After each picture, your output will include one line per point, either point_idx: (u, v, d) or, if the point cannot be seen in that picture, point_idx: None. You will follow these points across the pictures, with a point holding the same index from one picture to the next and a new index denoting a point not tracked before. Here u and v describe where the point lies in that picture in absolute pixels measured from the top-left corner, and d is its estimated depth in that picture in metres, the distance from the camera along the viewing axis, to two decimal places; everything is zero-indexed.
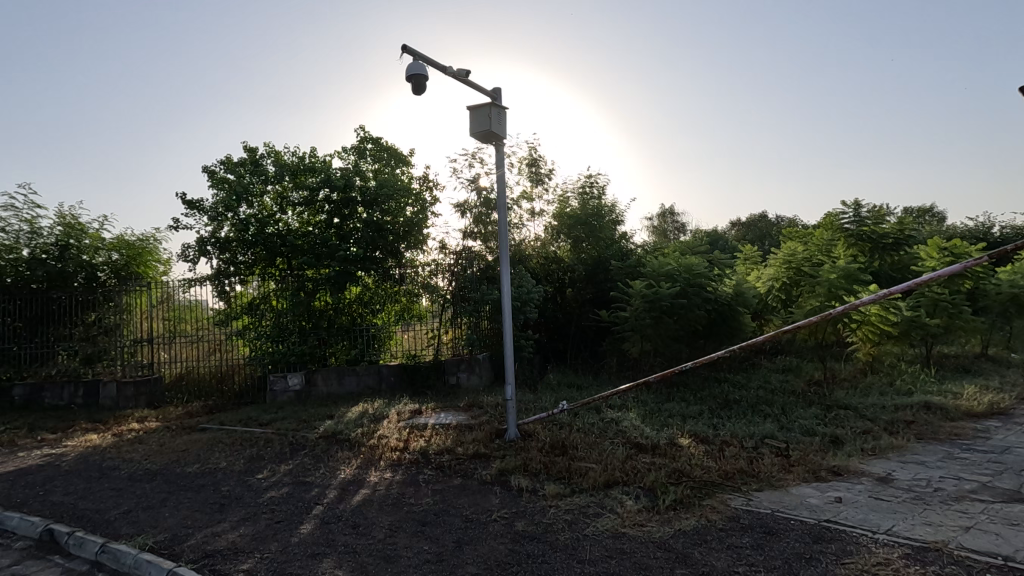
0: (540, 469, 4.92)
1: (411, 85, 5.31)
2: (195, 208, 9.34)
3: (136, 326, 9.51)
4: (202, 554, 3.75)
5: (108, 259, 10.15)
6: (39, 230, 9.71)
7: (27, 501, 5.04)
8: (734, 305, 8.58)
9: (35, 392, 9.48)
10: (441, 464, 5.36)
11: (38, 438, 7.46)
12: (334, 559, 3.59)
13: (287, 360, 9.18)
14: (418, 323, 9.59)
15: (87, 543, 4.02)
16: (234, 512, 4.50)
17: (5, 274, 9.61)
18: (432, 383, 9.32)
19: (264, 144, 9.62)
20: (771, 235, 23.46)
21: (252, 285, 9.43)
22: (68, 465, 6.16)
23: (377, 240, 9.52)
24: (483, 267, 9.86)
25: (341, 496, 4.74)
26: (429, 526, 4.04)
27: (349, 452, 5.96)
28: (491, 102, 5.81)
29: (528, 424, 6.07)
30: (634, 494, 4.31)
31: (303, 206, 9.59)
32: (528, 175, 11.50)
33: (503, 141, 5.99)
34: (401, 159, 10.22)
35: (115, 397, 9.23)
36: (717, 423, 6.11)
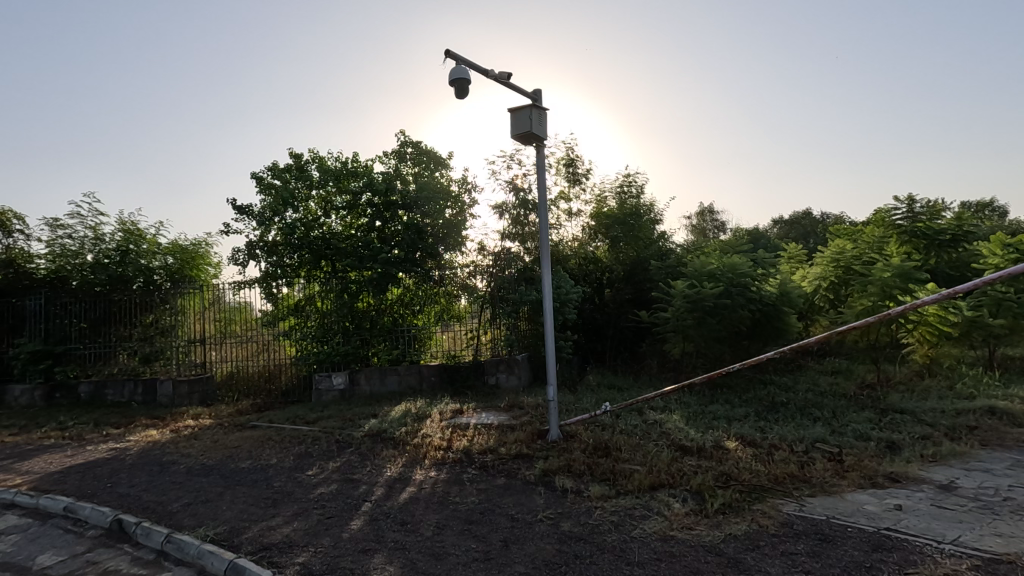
0: (584, 470, 4.91)
1: (454, 89, 5.40)
2: (244, 213, 9.70)
3: (190, 327, 9.89)
4: (259, 546, 3.90)
5: (164, 263, 10.66)
6: (102, 237, 10.30)
7: (97, 491, 5.35)
8: (781, 305, 8.33)
9: (99, 388, 10.06)
10: (484, 463, 5.42)
11: (102, 434, 7.88)
12: (384, 555, 3.67)
13: (331, 359, 9.43)
14: (457, 323, 9.73)
15: (153, 533, 4.23)
16: (287, 507, 4.65)
17: (72, 278, 10.29)
18: (472, 384, 9.40)
19: (309, 150, 9.89)
20: (816, 233, 22.69)
21: (298, 288, 9.74)
22: (131, 458, 6.50)
23: (418, 242, 9.69)
24: (521, 267, 9.88)
25: (388, 494, 4.85)
26: (476, 524, 4.09)
27: (394, 450, 6.08)
28: (532, 103, 5.83)
29: (570, 425, 6.06)
30: (681, 497, 4.25)
31: (346, 210, 9.86)
32: (565, 176, 11.49)
33: (543, 141, 6.00)
34: (439, 161, 10.27)
35: (171, 395, 9.65)
36: (764, 426, 5.97)
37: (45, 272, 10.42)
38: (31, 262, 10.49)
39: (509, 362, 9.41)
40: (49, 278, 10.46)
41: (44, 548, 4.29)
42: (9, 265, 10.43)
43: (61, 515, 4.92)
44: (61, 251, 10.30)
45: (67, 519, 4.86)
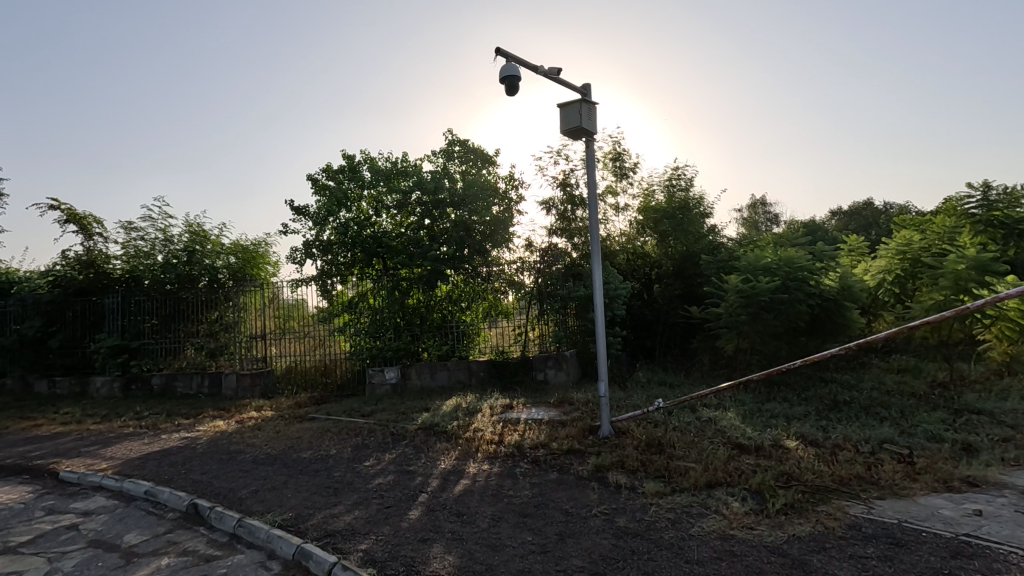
0: (638, 466, 4.87)
1: (504, 87, 5.43)
2: (301, 214, 10.09)
3: (251, 323, 10.37)
4: (324, 532, 4.07)
5: (227, 262, 11.27)
6: (170, 238, 10.95)
7: (173, 477, 5.70)
8: (842, 300, 7.98)
9: (170, 381, 10.60)
10: (537, 458, 5.45)
11: (175, 423, 8.38)
12: (443, 545, 3.76)
13: (384, 354, 9.64)
14: (506, 320, 9.78)
15: (226, 517, 4.49)
16: (348, 496, 4.83)
17: (145, 277, 10.98)
18: (520, 379, 9.46)
19: (360, 151, 10.17)
20: (878, 224, 21.58)
21: (351, 285, 10.05)
22: (202, 447, 6.89)
23: (466, 239, 9.80)
24: (568, 264, 9.91)
25: (443, 486, 4.95)
26: (530, 517, 4.12)
27: (446, 443, 6.20)
28: (581, 98, 5.80)
29: (621, 421, 6.02)
30: (740, 496, 4.16)
31: (396, 209, 10.07)
32: (612, 170, 11.36)
33: (593, 136, 5.96)
34: (486, 159, 10.41)
35: (235, 387, 10.13)
36: (826, 425, 5.75)
37: (121, 271, 11.18)
38: (108, 263, 11.24)
39: (557, 358, 9.37)
40: (125, 277, 11.23)
41: (129, 528, 4.62)
42: (89, 266, 11.18)
43: (143, 498, 5.28)
44: (135, 252, 11.02)
45: (148, 502, 5.21)
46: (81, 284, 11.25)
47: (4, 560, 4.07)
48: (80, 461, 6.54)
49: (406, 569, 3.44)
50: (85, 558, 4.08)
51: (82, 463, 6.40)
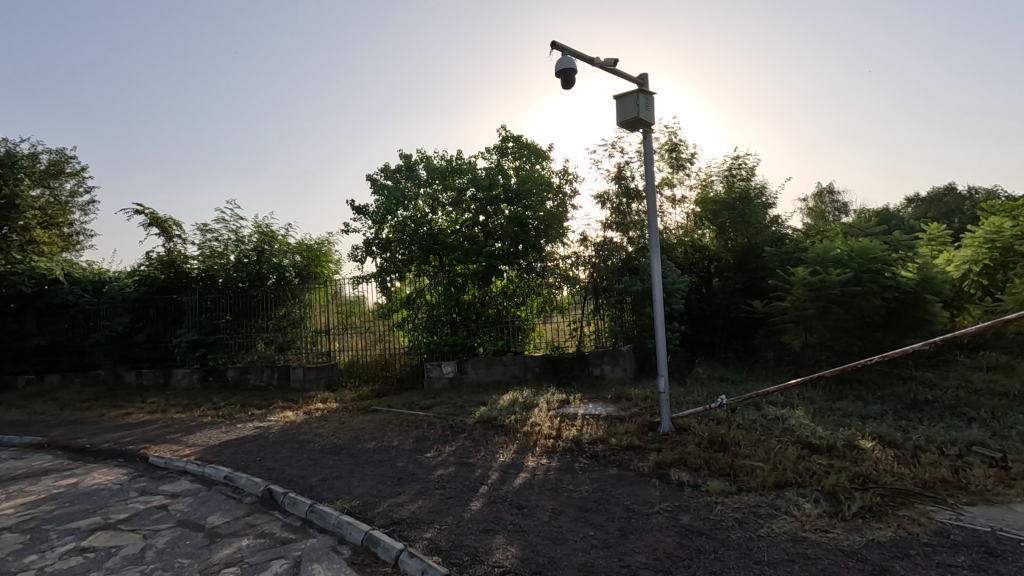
0: (701, 464, 4.75)
1: (560, 81, 5.41)
2: (361, 214, 10.43)
3: (317, 319, 10.84)
4: (390, 520, 4.21)
5: (293, 261, 11.85)
6: (242, 238, 11.59)
7: (249, 464, 6.05)
8: (922, 292, 7.47)
9: (243, 373, 11.22)
10: (595, 453, 5.42)
11: (249, 413, 8.88)
12: (505, 536, 3.81)
13: (441, 349, 9.84)
14: (560, 315, 9.76)
15: (299, 502, 4.73)
16: (411, 486, 4.97)
17: (219, 276, 11.68)
18: (576, 374, 9.41)
19: (417, 150, 10.39)
20: (962, 210, 19.98)
21: (409, 282, 10.28)
22: (274, 436, 7.28)
23: (521, 235, 9.83)
24: (624, 258, 9.76)
25: (503, 478, 5.02)
26: (591, 512, 4.11)
27: (505, 437, 6.27)
28: (638, 88, 5.69)
29: (682, 418, 5.89)
30: (812, 497, 3.98)
31: (451, 206, 10.21)
32: (668, 161, 11.08)
33: (651, 127, 5.83)
34: (540, 154, 10.41)
35: (301, 380, 10.53)
36: (906, 425, 5.41)
37: (198, 271, 11.93)
38: (187, 263, 12.01)
39: (613, 353, 9.25)
40: (201, 276, 11.98)
41: (212, 510, 4.94)
42: (170, 266, 12.00)
43: (223, 483, 5.64)
44: (210, 252, 11.74)
45: (228, 486, 5.56)
46: (163, 283, 12.09)
47: (106, 536, 4.45)
48: (166, 446, 7.05)
49: (470, 558, 3.52)
50: (175, 536, 4.40)
51: (169, 449, 6.90)
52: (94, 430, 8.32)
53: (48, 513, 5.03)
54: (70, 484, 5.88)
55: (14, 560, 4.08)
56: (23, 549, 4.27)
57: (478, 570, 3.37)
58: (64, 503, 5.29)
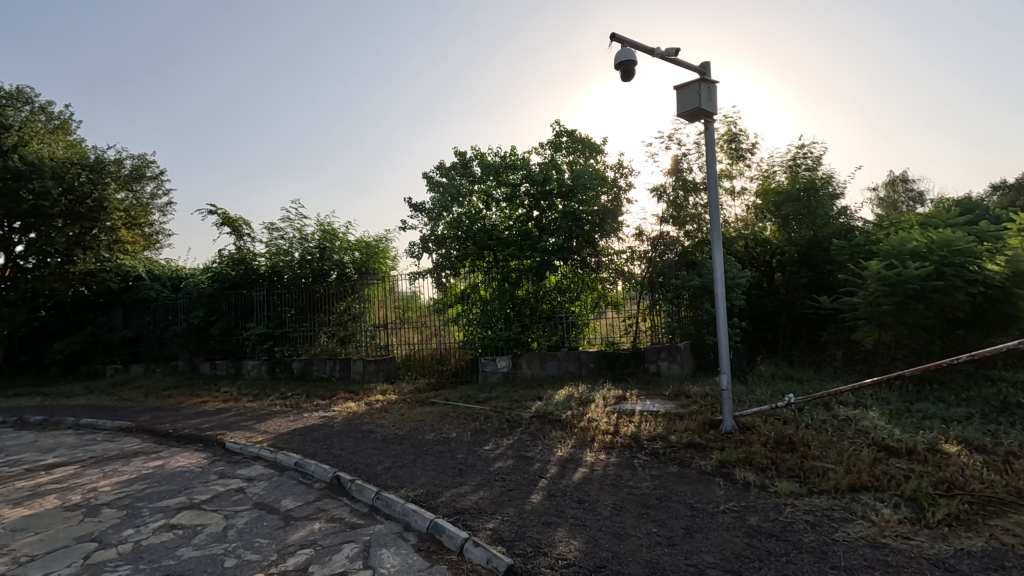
0: (768, 465, 4.60)
1: (620, 73, 5.34)
2: (418, 211, 10.67)
3: (375, 313, 11.19)
4: (454, 509, 4.31)
5: (353, 258, 12.35)
6: (306, 236, 12.14)
7: (317, 451, 6.33)
8: (1013, 287, 6.92)
9: (307, 365, 11.72)
10: (655, 450, 5.35)
11: (314, 403, 9.28)
12: (567, 529, 3.83)
13: (495, 344, 9.93)
14: (615, 310, 9.68)
15: (365, 489, 4.92)
16: (472, 477, 5.07)
17: (285, 273, 12.27)
18: (632, 370, 9.29)
19: (471, 147, 10.50)
20: None
21: (463, 277, 10.44)
22: (339, 425, 7.58)
23: (575, 230, 9.78)
24: (681, 252, 9.55)
25: (562, 472, 5.03)
26: (653, 509, 4.07)
27: (562, 432, 6.28)
28: (700, 77, 5.54)
29: (745, 417, 5.71)
30: (891, 502, 3.79)
31: (505, 202, 10.26)
32: (726, 152, 10.73)
33: (713, 117, 5.67)
34: (594, 148, 10.31)
35: (363, 372, 10.95)
36: (996, 430, 5.03)
37: (265, 268, 12.55)
38: (255, 261, 12.67)
39: (670, 350, 9.07)
40: (268, 273, 12.59)
41: (285, 493, 5.22)
42: (240, 263, 12.69)
43: (294, 468, 5.94)
44: (277, 250, 12.34)
45: (298, 472, 5.85)
46: (235, 279, 12.80)
47: (192, 514, 4.78)
48: (241, 433, 7.48)
49: (533, 550, 3.56)
50: (253, 517, 4.67)
51: (243, 435, 7.32)
52: (176, 416, 8.94)
53: (140, 492, 5.45)
54: (157, 466, 6.35)
55: (114, 533, 4.45)
56: (121, 524, 4.65)
57: (542, 561, 3.40)
58: (153, 483, 5.72)
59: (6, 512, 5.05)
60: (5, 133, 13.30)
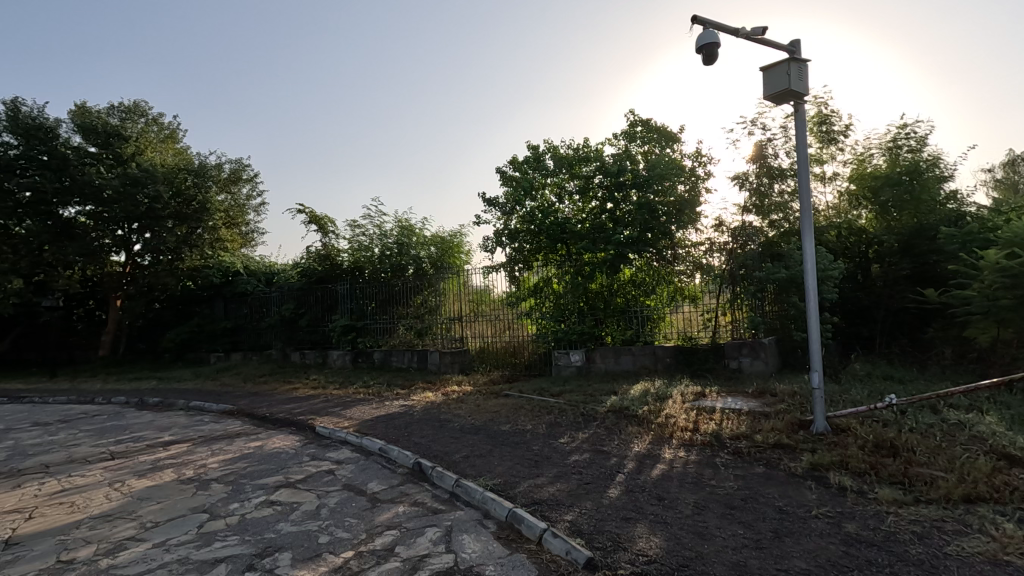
0: (866, 470, 4.29)
1: (702, 57, 5.14)
2: (492, 205, 10.82)
3: (451, 306, 11.49)
4: (531, 500, 4.37)
5: (429, 253, 12.76)
6: (385, 233, 12.69)
7: (399, 438, 6.62)
8: None
9: (387, 356, 12.25)
10: (739, 449, 5.14)
11: (394, 392, 9.69)
12: (647, 525, 3.77)
13: (569, 338, 9.89)
14: (693, 304, 9.34)
15: (445, 477, 5.09)
16: (548, 469, 5.10)
17: (366, 268, 12.88)
18: (711, 366, 8.94)
19: (544, 140, 10.51)
20: None
21: (536, 271, 10.46)
22: (418, 414, 7.88)
23: (650, 222, 9.54)
24: (765, 242, 9.10)
25: (640, 468, 4.95)
26: (738, 510, 3.91)
27: (639, 427, 6.17)
28: (790, 56, 5.22)
29: (839, 417, 5.36)
30: (1014, 517, 3.43)
31: (578, 195, 10.19)
32: (816, 135, 10.04)
33: (804, 98, 5.33)
34: (671, 137, 9.97)
35: (438, 363, 11.29)
36: None
37: (348, 263, 13.22)
38: (339, 256, 13.39)
39: (753, 346, 8.64)
40: (351, 268, 13.26)
41: (371, 477, 5.50)
42: (326, 259, 13.46)
43: (378, 454, 6.25)
44: (359, 246, 13.00)
45: (382, 457, 6.15)
46: (321, 274, 13.58)
47: (288, 492, 5.15)
48: (329, 418, 7.95)
49: (612, 544, 3.53)
50: (342, 498, 4.96)
51: (330, 421, 7.77)
52: (271, 401, 9.64)
53: (243, 469, 5.95)
54: (256, 446, 6.89)
55: (222, 506, 4.88)
56: (228, 498, 5.09)
57: (622, 556, 3.38)
58: (254, 462, 6.21)
59: (133, 482, 5.68)
60: (125, 143, 14.82)
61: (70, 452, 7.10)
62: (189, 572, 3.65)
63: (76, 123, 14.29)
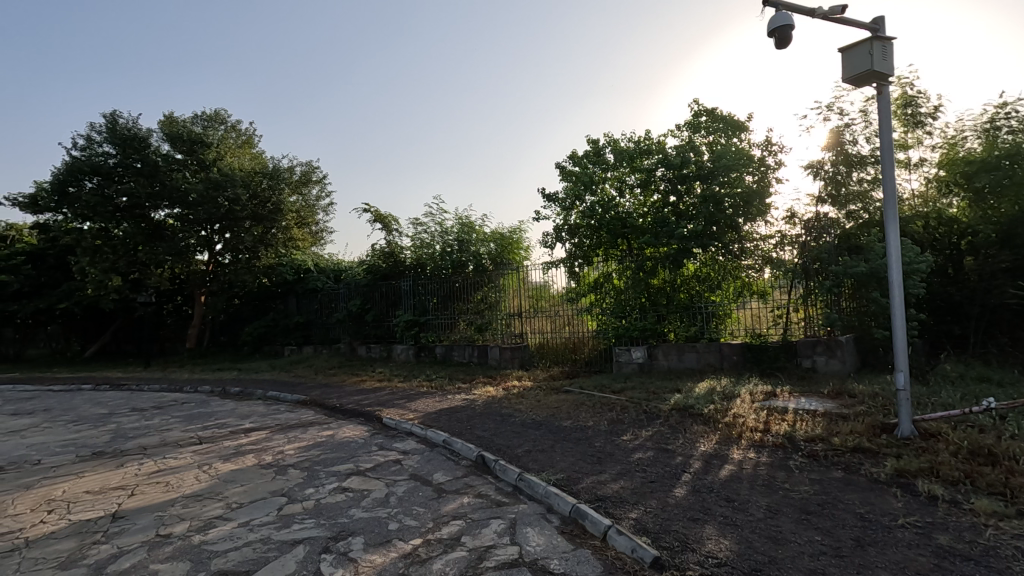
0: (960, 478, 3.98)
1: (774, 41, 4.91)
2: (551, 201, 10.79)
3: (510, 302, 11.59)
4: (595, 496, 4.35)
5: (489, 249, 12.89)
6: (447, 230, 12.97)
7: (463, 431, 6.76)
8: None
9: (449, 350, 12.54)
10: (814, 452, 4.90)
11: (456, 386, 9.89)
12: (716, 527, 3.67)
13: (630, 334, 9.74)
14: (761, 300, 8.96)
15: (508, 470, 5.15)
16: (611, 466, 5.05)
17: (428, 265, 13.19)
18: (782, 365, 8.55)
19: (604, 134, 10.36)
20: None
21: (597, 266, 10.39)
22: (480, 407, 8.02)
23: (716, 215, 9.13)
24: (842, 234, 8.59)
25: (707, 468, 4.82)
26: (815, 516, 3.73)
27: (705, 427, 6.00)
28: (872, 35, 4.88)
29: (928, 421, 4.99)
30: None
31: (640, 188, 9.97)
32: (900, 118, 9.34)
33: (889, 79, 4.97)
34: (738, 126, 9.58)
35: (499, 358, 11.44)
36: None
37: (411, 259, 13.64)
38: (402, 253, 13.81)
39: (828, 344, 8.18)
40: (413, 265, 13.67)
41: (436, 468, 5.65)
42: (390, 256, 13.94)
43: (442, 445, 6.41)
44: (422, 243, 13.37)
45: (446, 449, 6.31)
46: (386, 270, 14.07)
47: (359, 480, 5.38)
48: (395, 410, 8.23)
49: (680, 544, 3.46)
50: (410, 487, 5.13)
51: (396, 412, 8.05)
52: (340, 392, 10.09)
53: (316, 457, 6.26)
54: (328, 435, 7.23)
55: (299, 491, 5.16)
56: (304, 483, 5.37)
57: (690, 557, 3.30)
58: (326, 450, 6.52)
59: (219, 466, 6.11)
60: (207, 149, 15.88)
61: (164, 435, 7.73)
62: (271, 551, 3.89)
63: (165, 132, 15.44)
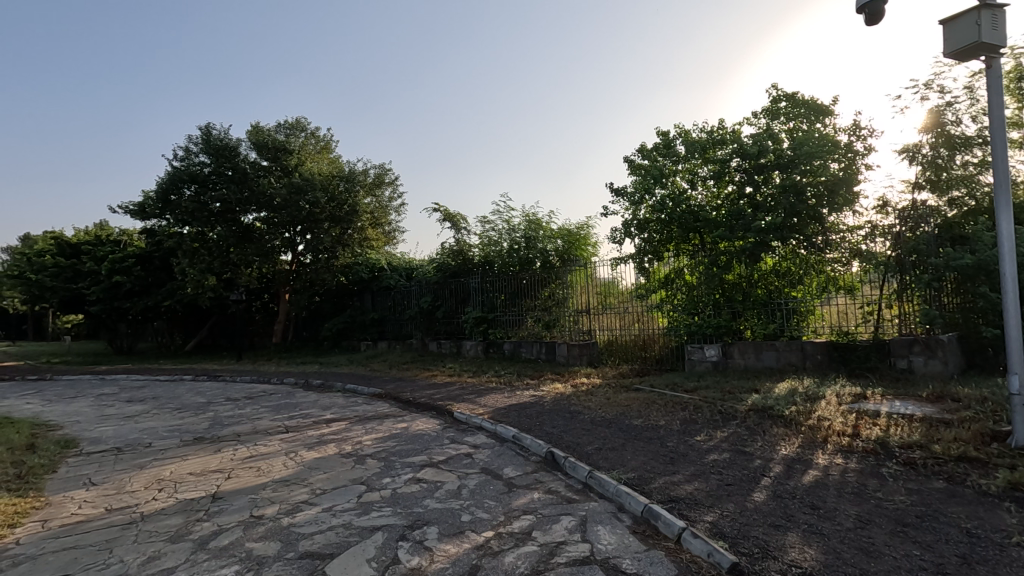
0: None
1: (864, 17, 4.57)
2: (620, 195, 10.58)
3: (578, 298, 11.56)
4: (668, 497, 4.26)
5: (555, 245, 12.69)
6: (514, 227, 13.03)
7: (532, 427, 6.80)
8: None
9: (516, 347, 12.65)
10: (911, 460, 4.53)
11: (525, 382, 9.98)
12: (800, 535, 3.48)
13: (704, 331, 9.42)
14: (849, 296, 8.32)
15: (579, 467, 5.14)
16: (685, 466, 4.91)
17: (496, 262, 13.36)
18: (873, 365, 7.98)
19: (675, 125, 10.03)
20: None
21: (668, 261, 10.12)
22: (549, 404, 8.04)
23: (797, 206, 8.63)
24: (943, 224, 7.86)
25: (789, 472, 4.58)
26: (913, 528, 3.46)
27: (786, 429, 5.69)
28: (980, 4, 4.43)
29: None
30: None
31: (713, 180, 9.59)
32: (1014, 93, 8.40)
33: (999, 51, 4.50)
34: (822, 111, 8.99)
35: (567, 355, 11.40)
36: None
37: (479, 257, 13.86)
38: (470, 251, 14.06)
39: (927, 344, 7.53)
40: (481, 262, 13.87)
41: (506, 462, 5.73)
42: (458, 254, 14.20)
43: (512, 441, 6.49)
44: (489, 241, 13.54)
45: (516, 444, 6.37)
46: (455, 268, 14.37)
47: (432, 471, 5.55)
48: (466, 405, 8.42)
49: (761, 551, 3.32)
50: (481, 480, 5.23)
51: (467, 407, 8.23)
52: (413, 387, 10.44)
53: (392, 448, 6.53)
54: (403, 427, 7.52)
55: (377, 480, 5.40)
56: (381, 473, 5.62)
57: (771, 565, 3.16)
58: (401, 442, 6.78)
59: (304, 454, 6.50)
60: (290, 156, 16.87)
61: (255, 424, 8.33)
62: (352, 536, 4.10)
63: (253, 141, 16.52)
